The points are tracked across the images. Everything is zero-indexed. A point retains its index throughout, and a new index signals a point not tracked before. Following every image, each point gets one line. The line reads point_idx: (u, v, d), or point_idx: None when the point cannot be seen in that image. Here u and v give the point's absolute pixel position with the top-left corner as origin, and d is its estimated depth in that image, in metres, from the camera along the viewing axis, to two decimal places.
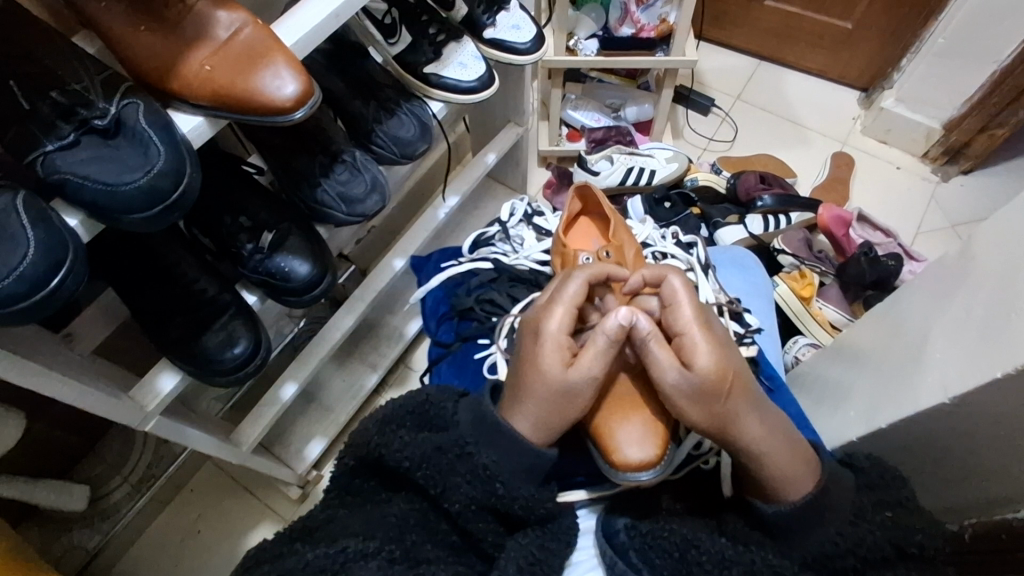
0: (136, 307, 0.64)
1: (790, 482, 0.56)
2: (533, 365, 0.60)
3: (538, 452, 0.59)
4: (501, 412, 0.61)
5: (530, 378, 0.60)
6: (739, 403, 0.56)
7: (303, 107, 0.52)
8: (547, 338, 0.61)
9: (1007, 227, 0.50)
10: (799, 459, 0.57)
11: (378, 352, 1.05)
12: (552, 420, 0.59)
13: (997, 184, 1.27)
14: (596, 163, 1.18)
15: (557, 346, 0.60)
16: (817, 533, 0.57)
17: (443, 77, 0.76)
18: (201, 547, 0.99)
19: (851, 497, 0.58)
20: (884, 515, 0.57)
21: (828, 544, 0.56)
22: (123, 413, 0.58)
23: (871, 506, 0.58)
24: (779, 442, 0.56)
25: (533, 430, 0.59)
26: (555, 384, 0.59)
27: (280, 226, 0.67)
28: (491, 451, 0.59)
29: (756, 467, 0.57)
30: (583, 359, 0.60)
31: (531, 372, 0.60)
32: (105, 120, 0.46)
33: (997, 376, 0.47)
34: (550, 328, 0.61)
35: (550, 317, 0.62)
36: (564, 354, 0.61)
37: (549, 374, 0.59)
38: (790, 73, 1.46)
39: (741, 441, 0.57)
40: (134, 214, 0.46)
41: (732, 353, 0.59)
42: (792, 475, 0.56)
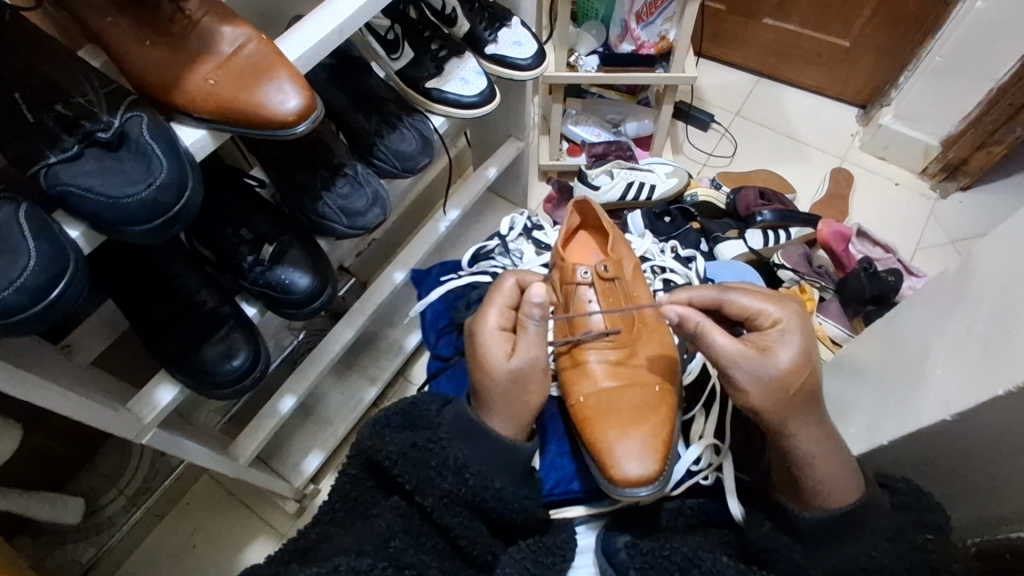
0: (136, 320, 0.64)
1: (829, 492, 0.55)
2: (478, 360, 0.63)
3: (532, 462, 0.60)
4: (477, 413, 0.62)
5: (479, 375, 0.62)
6: (803, 397, 0.55)
7: (305, 121, 0.52)
8: (484, 334, 0.64)
9: (1006, 243, 0.50)
10: (845, 470, 0.55)
11: (376, 365, 1.04)
12: (518, 410, 0.62)
13: (995, 200, 1.28)
14: (596, 178, 1.17)
15: (497, 338, 0.64)
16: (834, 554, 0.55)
17: (445, 91, 0.77)
18: (196, 561, 0.98)
19: (887, 514, 0.55)
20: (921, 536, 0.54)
21: (862, 560, 0.54)
22: (120, 426, 0.58)
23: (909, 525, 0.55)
24: (829, 448, 0.55)
25: (507, 426, 0.62)
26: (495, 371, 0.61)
27: (281, 239, 0.67)
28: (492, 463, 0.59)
29: (802, 476, 0.55)
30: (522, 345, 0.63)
31: (479, 368, 0.63)
32: (109, 133, 0.46)
33: (998, 394, 0.47)
34: (489, 322, 0.65)
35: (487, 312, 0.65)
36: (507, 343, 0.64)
37: (493, 365, 0.62)
38: (788, 90, 1.47)
39: (796, 441, 0.55)
40: (135, 226, 0.46)
41: (813, 350, 0.57)
42: (835, 481, 0.55)
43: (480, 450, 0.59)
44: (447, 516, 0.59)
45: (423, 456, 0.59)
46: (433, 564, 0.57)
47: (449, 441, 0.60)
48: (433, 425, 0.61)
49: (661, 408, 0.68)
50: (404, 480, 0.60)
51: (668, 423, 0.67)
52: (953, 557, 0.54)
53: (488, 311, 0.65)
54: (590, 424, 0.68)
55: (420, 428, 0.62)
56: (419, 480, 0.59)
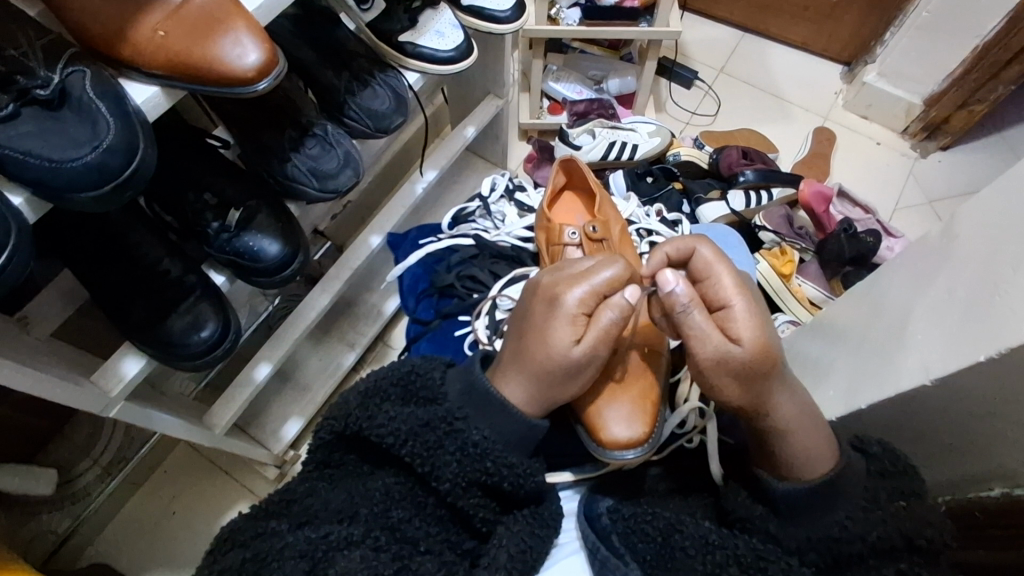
0: (95, 292, 0.61)
1: (808, 460, 0.55)
2: (542, 336, 0.58)
3: (516, 430, 0.59)
4: (491, 379, 0.62)
5: (538, 352, 0.58)
6: (772, 376, 0.55)
7: (266, 77, 0.49)
8: (560, 308, 0.58)
9: (991, 206, 0.50)
10: (821, 436, 0.56)
11: (355, 330, 1.02)
12: (548, 394, 0.60)
13: (973, 160, 1.28)
14: (578, 138, 1.15)
15: (572, 320, 0.58)
16: (825, 517, 0.55)
17: (419, 45, 0.72)
18: (177, 528, 0.97)
19: (862, 483, 0.56)
20: (898, 506, 0.55)
21: (837, 527, 0.54)
22: (85, 400, 0.55)
23: (884, 494, 0.56)
24: (806, 419, 0.56)
25: (526, 402, 0.60)
26: (559, 357, 0.58)
27: (247, 204, 0.64)
28: (485, 426, 0.59)
29: (778, 444, 0.56)
30: (594, 333, 0.58)
31: (542, 346, 0.58)
32: (48, 90, 0.42)
33: (979, 360, 0.47)
34: (571, 299, 0.58)
35: (573, 287, 0.59)
36: (578, 327, 0.59)
37: (559, 351, 0.58)
38: (773, 46, 1.43)
39: (776, 413, 0.56)
40: (81, 193, 0.43)
41: (771, 328, 0.56)
42: (812, 452, 0.55)
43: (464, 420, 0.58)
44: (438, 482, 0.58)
45: (399, 430, 0.58)
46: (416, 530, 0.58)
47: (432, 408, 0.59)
48: (433, 394, 0.62)
49: (648, 371, 0.67)
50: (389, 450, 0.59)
51: (655, 385, 0.67)
52: (929, 524, 0.53)
53: (568, 292, 0.59)
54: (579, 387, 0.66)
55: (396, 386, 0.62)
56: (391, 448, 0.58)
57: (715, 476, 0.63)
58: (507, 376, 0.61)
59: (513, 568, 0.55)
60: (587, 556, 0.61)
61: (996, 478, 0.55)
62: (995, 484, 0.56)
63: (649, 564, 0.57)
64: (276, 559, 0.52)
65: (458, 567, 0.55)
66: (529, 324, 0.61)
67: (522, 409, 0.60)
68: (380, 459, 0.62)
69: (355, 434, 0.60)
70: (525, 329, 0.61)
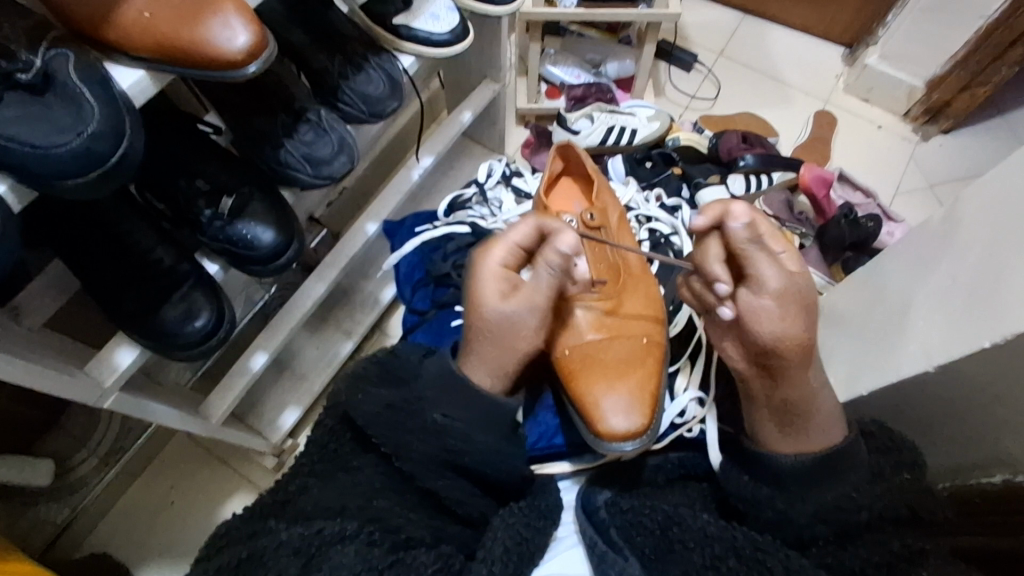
0: (87, 283, 0.60)
1: (812, 433, 0.57)
2: (472, 298, 0.60)
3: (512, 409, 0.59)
4: (460, 364, 0.61)
5: (472, 316, 0.60)
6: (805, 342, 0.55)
7: (256, 60, 0.47)
8: (483, 270, 0.60)
9: (995, 190, 0.49)
10: (828, 415, 0.57)
11: (352, 319, 1.02)
12: (501, 362, 0.60)
13: (975, 144, 1.26)
14: (576, 122, 1.13)
15: (496, 280, 0.60)
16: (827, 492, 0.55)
17: (414, 29, 0.71)
18: (175, 517, 0.97)
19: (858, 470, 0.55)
20: (903, 477, 0.56)
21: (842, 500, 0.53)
22: (77, 392, 0.55)
23: (891, 468, 0.56)
24: (818, 394, 0.57)
25: (492, 378, 0.61)
26: (491, 316, 0.59)
27: (240, 190, 0.62)
28: (489, 421, 0.59)
29: (793, 415, 0.57)
30: (525, 291, 0.59)
31: (474, 309, 0.60)
32: (30, 74, 0.41)
33: (984, 346, 0.46)
34: (494, 258, 0.60)
35: (493, 246, 0.61)
36: (506, 286, 0.60)
37: (488, 311, 0.59)
38: (773, 28, 1.41)
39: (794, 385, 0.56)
40: (68, 181, 0.42)
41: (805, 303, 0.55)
42: (823, 423, 0.57)
43: (476, 414, 0.58)
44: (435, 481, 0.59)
45: (395, 418, 0.58)
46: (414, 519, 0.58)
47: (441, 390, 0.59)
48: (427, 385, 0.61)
49: (647, 362, 0.67)
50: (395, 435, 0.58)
51: (655, 375, 0.66)
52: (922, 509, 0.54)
53: (493, 251, 0.61)
54: (576, 378, 0.66)
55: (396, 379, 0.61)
56: (382, 436, 0.59)
57: (716, 466, 0.64)
58: (466, 352, 0.61)
59: (509, 560, 0.55)
60: (586, 551, 0.60)
61: (997, 466, 0.55)
62: (995, 471, 0.55)
63: (649, 557, 0.57)
64: (272, 557, 0.51)
65: (455, 561, 0.55)
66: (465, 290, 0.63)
67: (491, 388, 0.61)
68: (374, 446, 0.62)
69: (353, 422, 0.62)
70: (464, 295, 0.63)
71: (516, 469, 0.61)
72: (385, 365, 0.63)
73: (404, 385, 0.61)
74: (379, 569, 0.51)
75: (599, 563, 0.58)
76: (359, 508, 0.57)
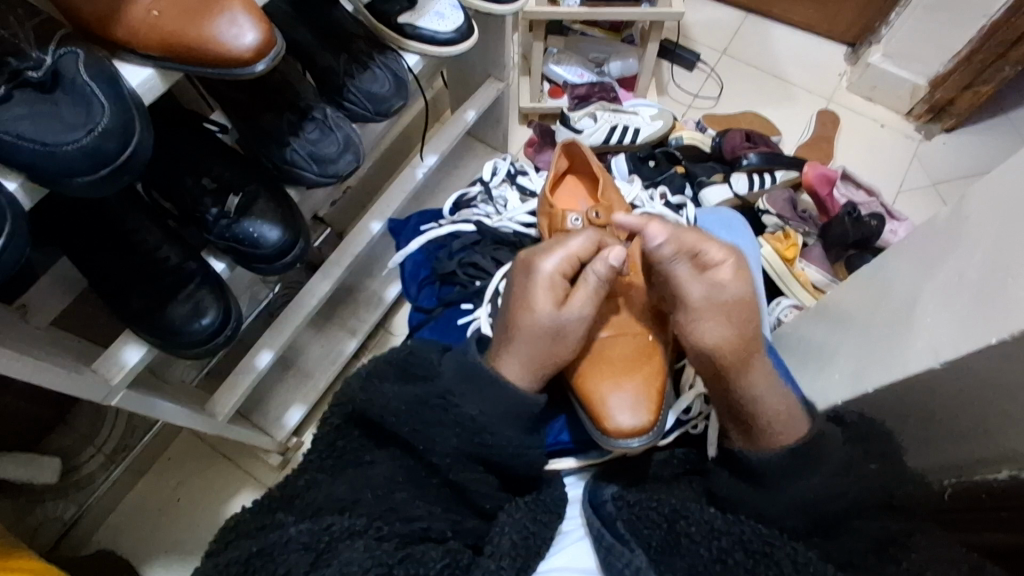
0: (95, 281, 0.60)
1: (779, 425, 0.59)
2: (524, 301, 0.63)
3: (519, 402, 0.59)
4: (489, 364, 0.62)
5: (520, 318, 0.62)
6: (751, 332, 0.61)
7: (264, 58, 0.47)
8: (540, 275, 0.63)
9: (1000, 187, 0.49)
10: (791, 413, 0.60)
11: (356, 317, 1.02)
12: (545, 363, 0.62)
13: (977, 142, 1.26)
14: (579, 121, 1.13)
15: (548, 286, 0.63)
16: (799, 484, 0.57)
17: (419, 27, 0.71)
18: (181, 514, 0.98)
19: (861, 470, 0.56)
20: (870, 466, 0.57)
21: (810, 493, 0.56)
22: (86, 388, 0.55)
23: (860, 458, 0.58)
24: (778, 394, 0.60)
25: (524, 377, 0.61)
26: (543, 320, 0.61)
27: (246, 189, 0.63)
28: (499, 418, 0.59)
29: (751, 414, 0.60)
30: (578, 299, 0.62)
31: (524, 311, 0.62)
32: (40, 72, 0.41)
33: (991, 342, 0.46)
34: (547, 268, 0.63)
35: (548, 257, 0.64)
36: (556, 293, 0.63)
37: (539, 313, 0.61)
38: (776, 27, 1.41)
39: (748, 386, 0.60)
40: (77, 178, 0.42)
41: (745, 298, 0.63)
42: (787, 418, 0.59)
43: (483, 412, 0.58)
44: (455, 470, 0.59)
45: (402, 413, 0.58)
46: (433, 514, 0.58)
47: (447, 386, 0.60)
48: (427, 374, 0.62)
49: (653, 359, 0.67)
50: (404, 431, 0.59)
51: (661, 372, 0.66)
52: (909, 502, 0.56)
53: (546, 262, 0.64)
54: (582, 374, 0.66)
55: (417, 378, 0.62)
56: (400, 422, 0.58)
57: (710, 457, 0.65)
58: (504, 352, 0.62)
59: (516, 555, 0.55)
60: (592, 545, 0.59)
61: (1005, 462, 0.55)
62: (1003, 468, 0.55)
63: (655, 551, 0.56)
64: (281, 553, 0.52)
65: (462, 557, 0.56)
66: (512, 294, 0.65)
67: (521, 386, 0.61)
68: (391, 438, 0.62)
69: (363, 415, 0.62)
70: (510, 299, 0.65)
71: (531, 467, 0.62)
72: (398, 364, 0.63)
73: (426, 382, 0.61)
74: (388, 564, 0.51)
75: (606, 557, 0.56)
76: (378, 497, 0.57)
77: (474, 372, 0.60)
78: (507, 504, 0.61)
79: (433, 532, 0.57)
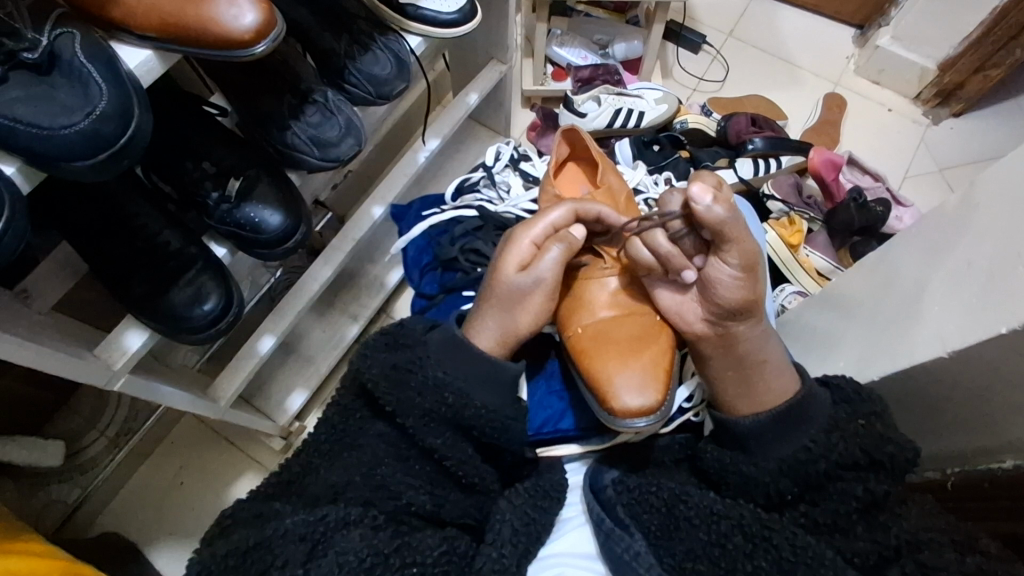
0: (95, 266, 0.60)
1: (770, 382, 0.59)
2: (496, 266, 0.64)
3: (513, 378, 0.61)
4: (464, 333, 0.64)
5: (491, 283, 0.64)
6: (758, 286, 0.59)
7: (264, 40, 0.47)
8: (515, 244, 0.65)
9: (1010, 174, 0.48)
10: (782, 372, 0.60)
11: (357, 302, 1.01)
12: (506, 329, 0.63)
13: (986, 126, 1.25)
14: (582, 104, 1.12)
15: (521, 253, 0.64)
16: (791, 442, 0.57)
17: (421, 8, 0.69)
18: (184, 498, 0.98)
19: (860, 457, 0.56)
20: (859, 424, 0.56)
21: (802, 450, 0.56)
22: (89, 374, 0.55)
23: (847, 416, 0.56)
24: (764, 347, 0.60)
25: (492, 342, 0.63)
26: (506, 284, 0.63)
27: (247, 173, 0.62)
28: (500, 402, 0.60)
29: (755, 370, 0.60)
30: (542, 269, 0.63)
31: (494, 276, 0.64)
32: (36, 54, 0.40)
33: (1000, 332, 0.46)
34: (520, 241, 0.64)
35: (525, 228, 0.65)
36: (527, 259, 0.64)
37: (504, 277, 0.63)
38: (783, 9, 1.39)
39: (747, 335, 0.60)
40: (78, 162, 0.41)
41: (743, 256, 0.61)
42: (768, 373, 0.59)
43: (487, 399, 0.58)
44: (448, 451, 0.59)
45: (403, 396, 0.58)
46: (428, 496, 0.58)
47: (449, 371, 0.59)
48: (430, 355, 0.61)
49: (659, 336, 0.66)
50: (406, 417, 0.58)
51: (666, 349, 0.65)
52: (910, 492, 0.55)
53: (521, 236, 0.65)
54: (588, 354, 0.66)
55: (405, 346, 0.61)
56: (402, 403, 0.58)
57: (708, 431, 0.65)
58: (477, 317, 0.64)
59: (517, 542, 0.55)
60: (593, 530, 0.60)
61: (1008, 450, 0.54)
62: (1006, 456, 0.54)
63: (654, 534, 0.57)
64: (280, 543, 0.51)
65: (462, 543, 0.56)
66: (494, 262, 0.67)
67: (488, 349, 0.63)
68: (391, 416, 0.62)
69: (366, 397, 0.61)
70: (491, 266, 0.67)
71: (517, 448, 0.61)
72: (390, 334, 0.62)
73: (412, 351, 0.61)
74: (384, 553, 0.51)
75: (605, 541, 0.57)
76: (372, 481, 0.57)
77: (477, 358, 0.60)
78: (508, 489, 0.61)
79: (420, 508, 0.57)
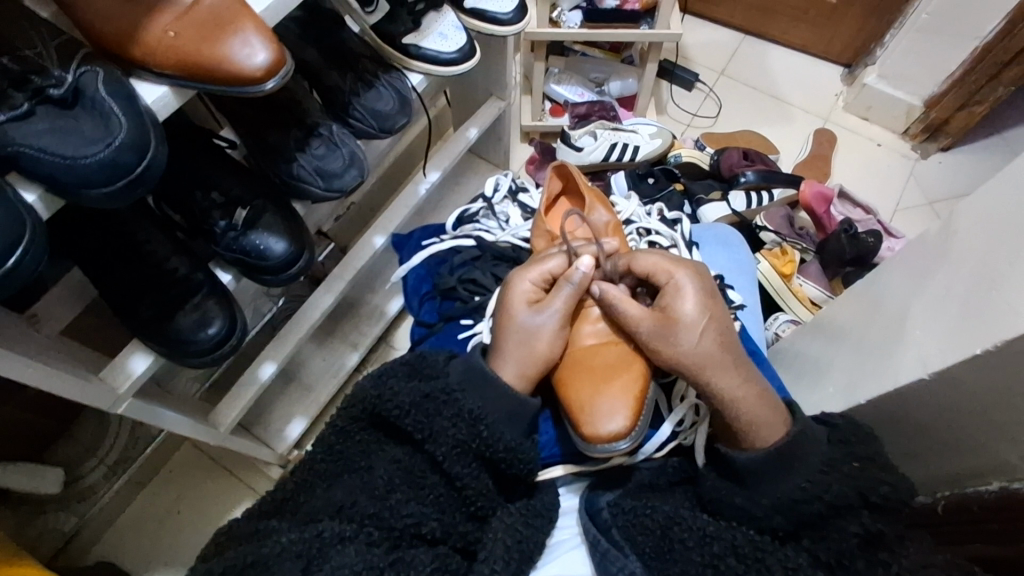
0: (106, 291, 0.62)
1: (755, 429, 0.59)
2: (501, 301, 0.68)
3: (520, 404, 0.61)
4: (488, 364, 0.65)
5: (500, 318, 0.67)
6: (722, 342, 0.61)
7: (274, 77, 0.49)
8: (517, 283, 0.68)
9: (985, 205, 0.50)
10: (769, 409, 0.59)
11: (357, 330, 1.03)
12: (516, 362, 0.64)
13: (972, 161, 1.28)
14: (579, 139, 1.16)
15: (526, 292, 0.68)
16: (785, 481, 0.57)
17: (422, 47, 0.73)
18: (181, 526, 0.98)
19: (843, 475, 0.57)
20: (852, 466, 0.57)
21: (797, 491, 0.56)
22: (95, 396, 0.56)
23: (841, 457, 0.58)
24: (751, 390, 0.60)
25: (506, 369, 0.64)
26: (512, 319, 0.66)
27: (254, 203, 0.64)
28: (504, 426, 0.60)
29: (731, 415, 0.60)
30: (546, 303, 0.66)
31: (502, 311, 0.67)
32: (62, 89, 0.43)
33: (975, 353, 0.47)
34: (524, 278, 0.68)
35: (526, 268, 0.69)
36: (532, 298, 0.68)
37: (511, 313, 0.66)
38: (773, 49, 1.44)
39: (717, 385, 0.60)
40: (95, 189, 0.44)
41: (715, 300, 0.64)
42: (758, 421, 0.59)
43: (485, 421, 0.59)
44: (460, 470, 0.59)
45: (402, 401, 0.60)
46: (437, 520, 0.58)
47: (445, 392, 0.61)
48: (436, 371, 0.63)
49: (636, 363, 0.67)
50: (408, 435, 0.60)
51: (642, 376, 0.66)
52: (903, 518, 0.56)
53: (522, 276, 0.69)
54: (565, 383, 0.67)
55: (427, 377, 0.63)
56: (419, 422, 0.60)
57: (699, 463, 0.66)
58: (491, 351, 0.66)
59: (509, 559, 0.56)
60: (588, 551, 0.60)
61: (994, 473, 0.55)
62: (992, 479, 0.55)
63: (649, 557, 0.57)
64: (274, 562, 0.52)
65: (452, 561, 0.56)
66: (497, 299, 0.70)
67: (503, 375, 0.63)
68: (388, 438, 0.63)
69: (373, 415, 0.63)
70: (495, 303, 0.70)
71: (526, 475, 0.62)
72: (413, 364, 0.65)
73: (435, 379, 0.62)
74: (379, 567, 0.52)
75: (601, 560, 0.58)
76: (372, 500, 0.58)
77: (469, 380, 0.62)
78: (504, 506, 0.62)
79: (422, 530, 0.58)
